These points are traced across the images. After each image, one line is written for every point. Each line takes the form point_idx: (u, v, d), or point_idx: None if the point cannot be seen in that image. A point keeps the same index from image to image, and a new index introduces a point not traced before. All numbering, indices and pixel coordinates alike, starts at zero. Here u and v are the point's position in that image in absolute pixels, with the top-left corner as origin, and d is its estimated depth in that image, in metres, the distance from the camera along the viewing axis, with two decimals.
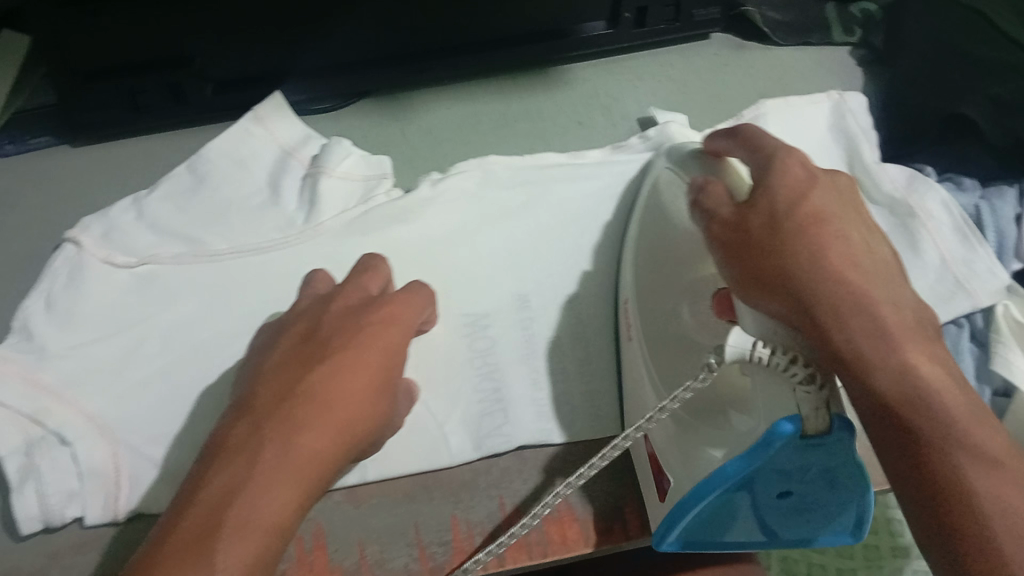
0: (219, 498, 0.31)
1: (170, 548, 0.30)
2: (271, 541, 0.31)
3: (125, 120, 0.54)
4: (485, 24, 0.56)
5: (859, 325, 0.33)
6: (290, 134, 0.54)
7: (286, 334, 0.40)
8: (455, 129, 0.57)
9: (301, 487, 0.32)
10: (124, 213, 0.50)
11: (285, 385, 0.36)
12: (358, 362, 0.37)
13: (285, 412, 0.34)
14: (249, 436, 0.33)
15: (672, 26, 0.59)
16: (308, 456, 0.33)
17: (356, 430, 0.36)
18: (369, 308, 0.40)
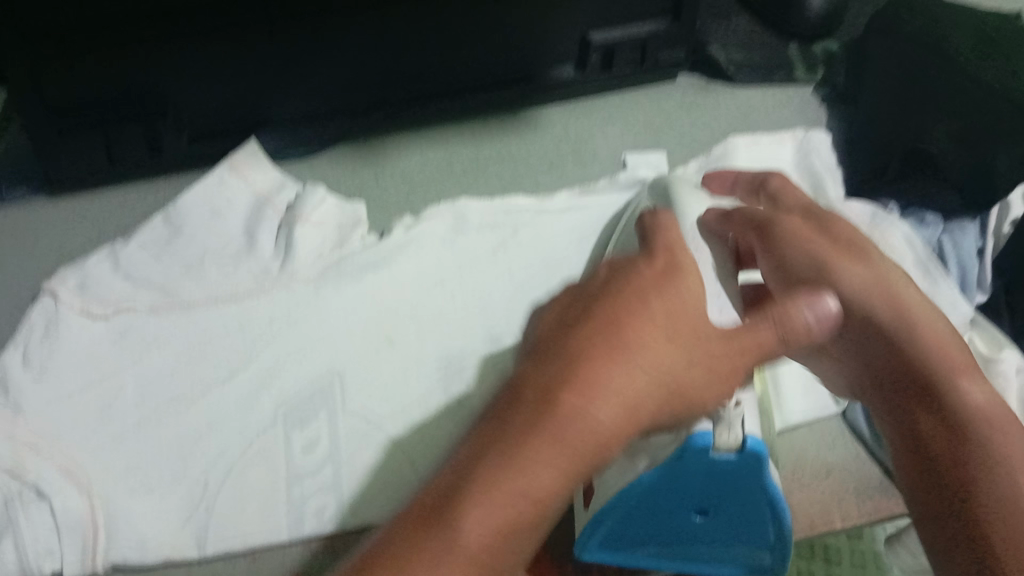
0: (494, 460, 0.29)
1: (413, 524, 0.29)
2: (523, 518, 0.29)
3: (100, 170, 0.54)
4: (455, 70, 0.57)
5: (925, 371, 0.33)
6: (265, 182, 0.54)
7: (555, 302, 0.35)
8: (429, 174, 0.58)
9: (580, 465, 0.30)
10: (100, 264, 0.50)
11: (596, 348, 0.31)
12: (656, 331, 0.32)
13: (594, 372, 0.30)
14: (541, 400, 0.30)
15: (638, 69, 0.60)
16: (606, 421, 0.30)
17: (668, 404, 0.32)
18: (665, 287, 0.34)
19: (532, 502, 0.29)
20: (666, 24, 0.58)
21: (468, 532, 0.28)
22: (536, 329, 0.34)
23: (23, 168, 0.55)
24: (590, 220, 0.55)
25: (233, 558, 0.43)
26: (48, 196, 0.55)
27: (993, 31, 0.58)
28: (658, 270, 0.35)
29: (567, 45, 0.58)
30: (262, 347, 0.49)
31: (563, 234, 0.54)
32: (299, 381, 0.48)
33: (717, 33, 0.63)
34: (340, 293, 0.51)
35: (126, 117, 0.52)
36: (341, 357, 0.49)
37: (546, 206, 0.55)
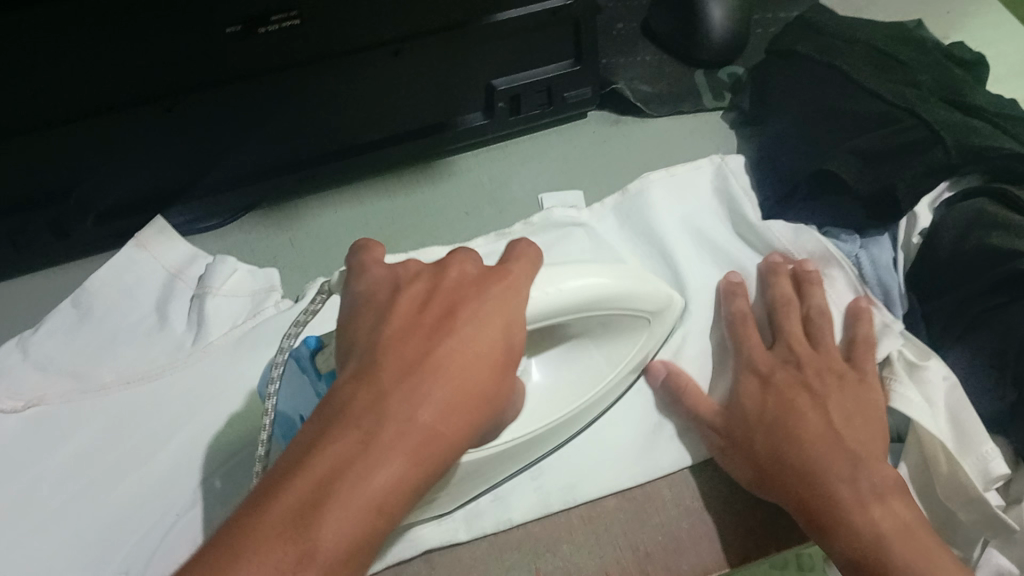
0: (330, 472, 0.29)
1: (287, 506, 0.28)
2: (373, 523, 0.29)
3: (6, 260, 0.53)
4: (364, 126, 0.57)
5: (836, 488, 0.42)
6: (175, 256, 0.53)
7: (399, 291, 0.36)
8: (345, 232, 0.58)
9: (421, 465, 0.31)
10: (10, 355, 0.49)
11: (410, 357, 0.33)
12: (481, 346, 0.34)
13: (433, 376, 0.32)
14: (370, 404, 0.31)
15: (547, 109, 0.61)
16: (443, 418, 0.32)
17: (475, 404, 0.33)
18: (479, 295, 0.36)
19: (387, 496, 0.29)
20: (571, 65, 0.59)
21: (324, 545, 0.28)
22: (380, 317, 0.35)
23: None
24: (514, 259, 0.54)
25: None
26: None
27: (890, 46, 0.59)
28: (493, 319, 0.35)
29: (474, 94, 0.58)
30: (181, 427, 0.48)
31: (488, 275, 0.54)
32: (221, 457, 0.48)
33: (622, 70, 0.64)
34: (257, 361, 0.51)
35: (28, 205, 0.51)
36: (261, 427, 0.49)
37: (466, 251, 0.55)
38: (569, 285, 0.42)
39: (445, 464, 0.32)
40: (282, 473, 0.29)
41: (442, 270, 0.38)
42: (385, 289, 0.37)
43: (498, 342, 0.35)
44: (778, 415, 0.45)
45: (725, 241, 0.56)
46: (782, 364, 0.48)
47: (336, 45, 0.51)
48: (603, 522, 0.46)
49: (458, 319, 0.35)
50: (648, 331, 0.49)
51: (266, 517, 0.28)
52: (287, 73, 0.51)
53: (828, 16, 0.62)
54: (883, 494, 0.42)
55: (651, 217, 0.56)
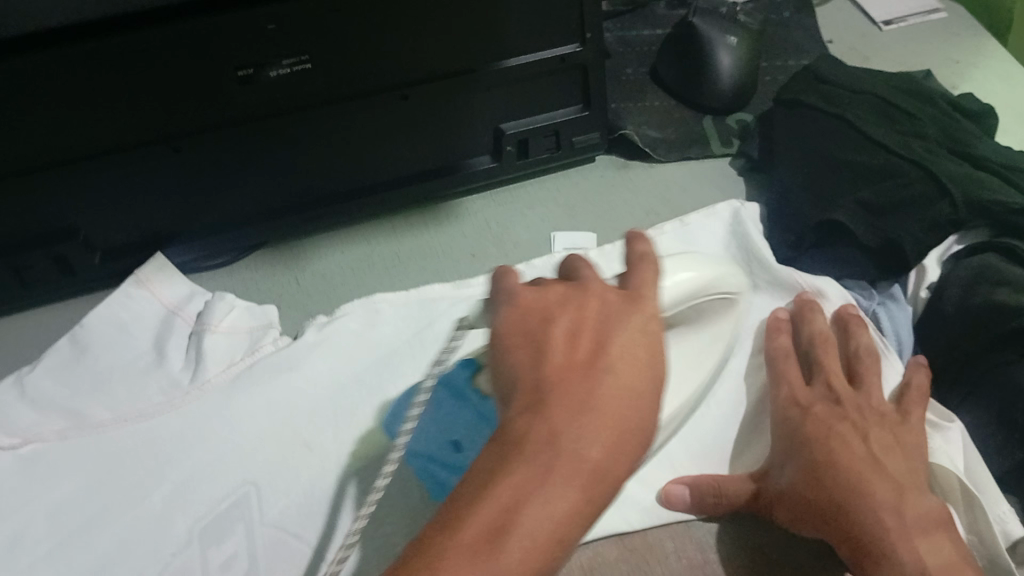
0: (505, 508, 0.26)
1: (461, 546, 0.25)
2: (545, 563, 0.26)
3: (10, 296, 0.53)
4: (368, 168, 0.57)
5: (886, 524, 0.42)
6: (174, 293, 0.54)
7: (551, 320, 0.31)
8: (347, 272, 0.57)
9: (591, 504, 0.27)
10: (6, 392, 0.49)
11: (575, 385, 0.29)
12: (636, 380, 0.29)
13: (602, 404, 0.28)
14: (544, 430, 0.27)
15: (554, 154, 0.60)
16: (607, 456, 0.28)
17: (639, 435, 0.29)
18: (616, 324, 0.31)
19: (561, 534, 0.26)
20: (578, 110, 0.59)
21: None
22: (534, 352, 0.30)
23: None
24: None
25: None
26: None
27: (898, 96, 0.59)
28: (640, 339, 0.31)
29: (480, 136, 0.58)
30: (177, 465, 0.48)
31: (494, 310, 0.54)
32: (214, 497, 0.47)
33: (630, 116, 0.64)
34: (250, 400, 0.50)
35: (33, 243, 0.51)
36: (257, 466, 0.48)
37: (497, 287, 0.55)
38: (684, 276, 0.43)
39: (613, 502, 0.28)
40: (454, 506, 0.26)
41: (582, 289, 0.32)
42: (532, 320, 0.31)
43: (650, 366, 0.30)
44: (819, 444, 0.45)
45: None
46: (821, 399, 0.48)
47: (342, 88, 0.52)
48: (602, 574, 0.46)
49: (600, 346, 0.30)
50: (731, 309, 0.48)
51: (442, 562, 0.25)
52: (290, 117, 0.51)
53: (837, 67, 0.62)
54: (926, 527, 0.42)
55: None
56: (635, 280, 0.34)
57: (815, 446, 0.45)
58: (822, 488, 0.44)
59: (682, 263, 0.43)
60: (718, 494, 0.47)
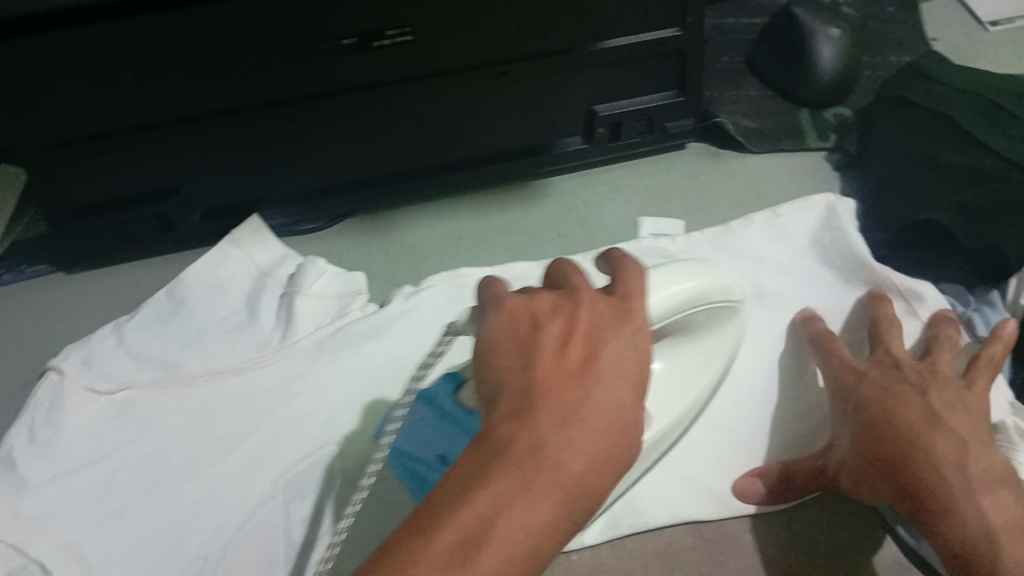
0: (480, 516, 0.25)
1: (433, 557, 0.24)
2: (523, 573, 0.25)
3: (111, 248, 0.55)
4: (461, 142, 0.57)
5: (946, 475, 0.40)
6: (267, 256, 0.55)
7: (540, 327, 0.29)
8: (436, 244, 0.58)
9: (569, 515, 0.26)
10: (105, 340, 0.51)
11: (556, 393, 0.27)
12: (625, 394, 0.28)
13: (586, 420, 0.27)
14: (504, 439, 0.26)
15: (646, 138, 0.60)
16: (592, 465, 0.26)
17: (621, 449, 0.27)
18: (610, 332, 0.29)
19: (535, 546, 0.25)
20: (672, 96, 0.58)
21: None
22: (523, 356, 0.28)
23: (40, 246, 0.56)
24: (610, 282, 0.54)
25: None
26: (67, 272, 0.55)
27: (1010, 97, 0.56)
28: (631, 352, 0.29)
29: (573, 117, 0.58)
30: (264, 420, 0.49)
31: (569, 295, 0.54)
32: (298, 454, 0.49)
33: (724, 105, 0.63)
34: (337, 365, 0.51)
35: (137, 198, 0.53)
36: (340, 428, 0.50)
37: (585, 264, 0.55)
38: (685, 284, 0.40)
39: (589, 514, 0.27)
40: (427, 509, 0.25)
41: (581, 297, 0.30)
42: (521, 324, 0.30)
43: (635, 376, 0.29)
44: (877, 400, 0.44)
45: (831, 284, 0.55)
46: (879, 365, 0.47)
47: (442, 63, 0.52)
48: (677, 560, 0.46)
49: (592, 357, 0.29)
50: (729, 329, 0.46)
51: (411, 573, 0.24)
52: (387, 87, 0.52)
53: (945, 65, 0.60)
54: (991, 483, 0.40)
55: (745, 257, 0.56)
56: (625, 291, 0.31)
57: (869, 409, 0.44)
58: (877, 452, 0.43)
59: (678, 273, 0.40)
60: (788, 480, 0.47)
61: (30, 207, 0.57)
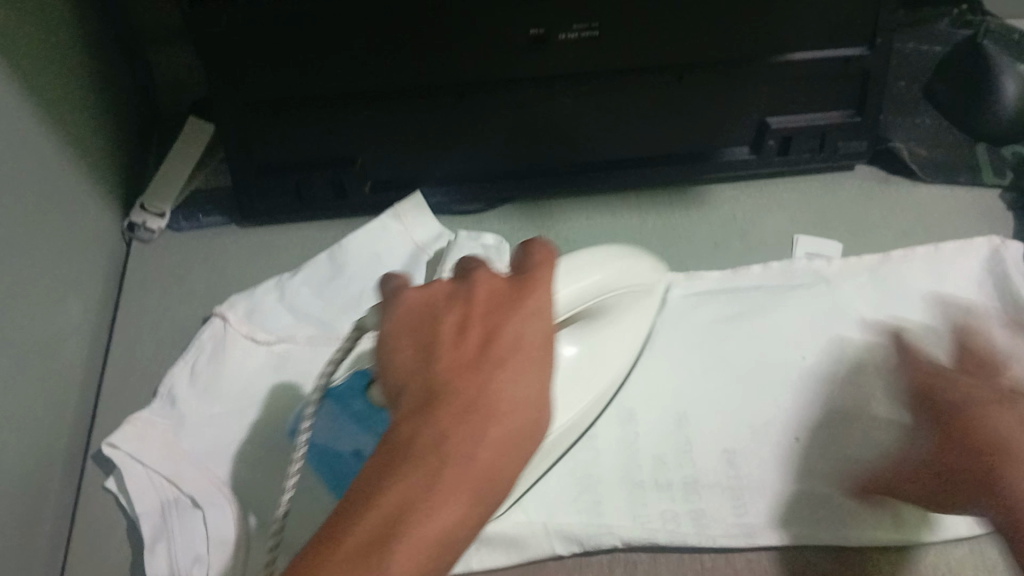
0: (398, 511, 0.27)
1: (347, 552, 0.26)
2: (435, 561, 0.27)
3: (286, 209, 0.57)
4: (628, 141, 0.57)
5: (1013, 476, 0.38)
6: (425, 232, 0.56)
7: (438, 317, 0.32)
8: (591, 240, 0.58)
9: (476, 506, 0.28)
10: (268, 293, 0.53)
11: (464, 382, 0.30)
12: (528, 379, 0.31)
13: (490, 409, 0.29)
14: (434, 435, 0.28)
15: (816, 156, 0.59)
16: (490, 459, 0.28)
17: (518, 437, 0.30)
18: (518, 317, 0.32)
19: (449, 540, 0.27)
20: (850, 116, 0.57)
21: None
22: (424, 353, 0.31)
23: (218, 197, 0.59)
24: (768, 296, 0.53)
25: None
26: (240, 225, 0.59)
27: None
28: (534, 338, 0.32)
29: (742, 127, 0.57)
30: None
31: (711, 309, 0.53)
32: None
33: (899, 131, 0.61)
34: None
35: (315, 163, 0.55)
36: None
37: (739, 277, 0.55)
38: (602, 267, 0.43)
39: (499, 497, 0.29)
40: (353, 501, 0.27)
41: (476, 290, 0.33)
42: (420, 313, 0.32)
43: (533, 360, 0.31)
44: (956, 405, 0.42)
45: (995, 326, 0.51)
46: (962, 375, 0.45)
47: (619, 57, 0.52)
48: None
49: (495, 345, 0.31)
50: (649, 300, 0.47)
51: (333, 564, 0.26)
52: (563, 79, 0.53)
53: None
54: None
55: (908, 290, 0.53)
56: (532, 274, 0.34)
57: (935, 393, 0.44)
58: (949, 450, 0.41)
59: (586, 263, 0.42)
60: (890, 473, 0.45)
61: (215, 159, 0.61)
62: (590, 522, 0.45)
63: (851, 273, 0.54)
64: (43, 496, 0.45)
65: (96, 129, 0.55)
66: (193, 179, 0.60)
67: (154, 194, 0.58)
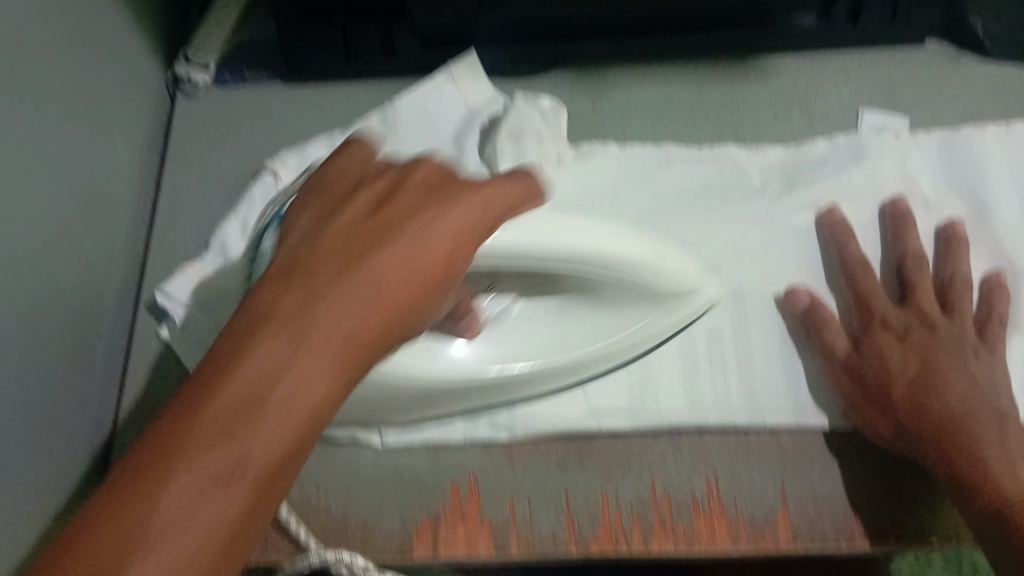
0: (265, 375, 0.27)
1: (220, 407, 0.26)
2: (302, 431, 0.27)
3: (335, 65, 0.56)
4: (687, 9, 0.54)
5: (995, 435, 0.40)
6: (478, 96, 0.54)
7: (359, 191, 0.34)
8: (644, 109, 0.57)
9: (345, 376, 0.28)
10: (320, 151, 0.52)
11: (345, 250, 0.31)
12: (414, 253, 0.31)
13: (368, 276, 0.30)
14: (302, 298, 0.29)
15: (886, 26, 0.56)
16: (359, 328, 0.29)
17: (393, 318, 0.30)
18: (437, 210, 0.33)
19: (315, 406, 0.27)
20: None
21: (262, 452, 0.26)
22: (317, 222, 0.32)
23: (264, 53, 0.57)
24: (826, 170, 0.52)
25: (415, 450, 0.45)
26: (284, 81, 0.57)
27: None
28: (444, 230, 0.32)
29: None
30: None
31: (764, 175, 0.52)
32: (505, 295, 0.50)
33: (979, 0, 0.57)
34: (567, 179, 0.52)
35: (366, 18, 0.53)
36: None
37: (803, 150, 0.53)
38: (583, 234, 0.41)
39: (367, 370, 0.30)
40: (217, 362, 0.27)
41: (408, 172, 0.34)
42: (339, 188, 0.35)
43: (441, 250, 0.32)
44: (936, 351, 0.43)
45: None
46: (918, 320, 0.44)
47: None
48: None
49: (386, 221, 0.32)
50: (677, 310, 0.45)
51: (206, 418, 0.26)
52: None
53: None
54: None
55: (976, 172, 0.51)
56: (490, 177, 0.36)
57: (896, 351, 0.43)
58: (906, 378, 0.42)
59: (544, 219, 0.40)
60: (816, 330, 0.46)
61: (258, 13, 0.58)
62: (639, 395, 0.45)
63: (918, 152, 0.52)
64: (92, 342, 0.46)
65: None
66: (235, 35, 0.57)
67: (199, 45, 0.56)
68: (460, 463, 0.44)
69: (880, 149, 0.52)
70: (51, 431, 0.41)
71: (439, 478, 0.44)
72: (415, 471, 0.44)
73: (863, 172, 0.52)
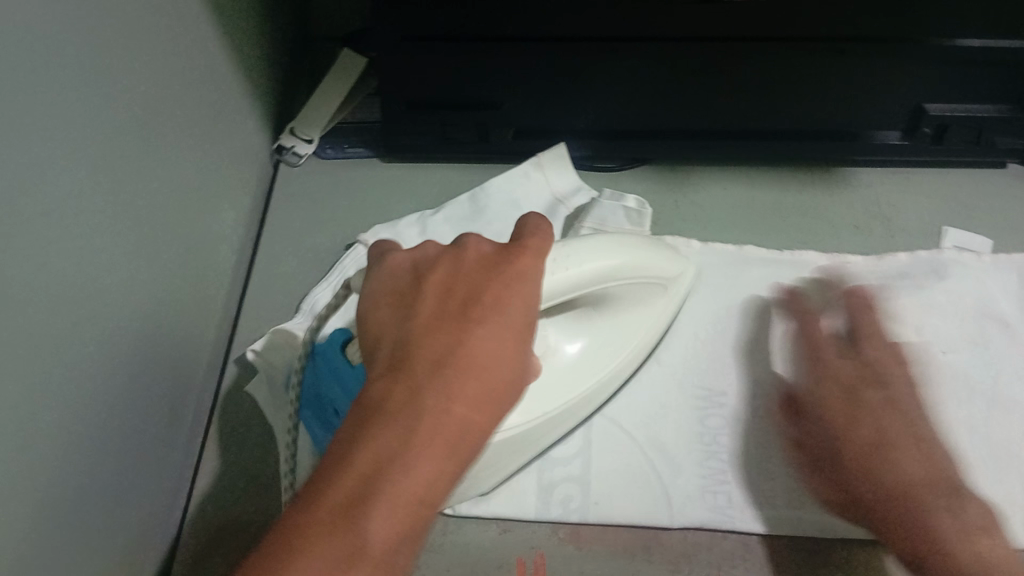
0: (376, 465, 0.29)
1: (331, 507, 0.28)
2: (413, 514, 0.29)
3: (430, 147, 0.59)
4: (773, 117, 0.56)
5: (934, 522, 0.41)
6: (564, 184, 0.56)
7: (423, 280, 0.36)
8: (727, 209, 0.58)
9: (453, 459, 0.31)
10: (412, 227, 0.55)
11: (447, 339, 0.33)
12: (503, 342, 0.34)
13: (462, 365, 0.32)
14: (411, 394, 0.31)
15: (970, 148, 0.57)
16: (465, 415, 0.32)
17: (498, 398, 0.33)
18: (507, 297, 0.35)
19: (427, 490, 0.30)
20: (1009, 111, 0.54)
21: (380, 538, 0.28)
22: (404, 311, 0.35)
23: (367, 130, 0.61)
24: (905, 280, 0.53)
25: (486, 524, 0.46)
26: (382, 159, 0.61)
27: None
28: (518, 312, 0.35)
29: (895, 115, 0.55)
30: None
31: (844, 281, 0.53)
32: None
33: None
34: None
35: (462, 107, 0.56)
36: None
37: (884, 259, 0.54)
38: (593, 259, 0.41)
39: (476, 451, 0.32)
40: (337, 457, 0.30)
41: (460, 261, 0.36)
42: (401, 278, 0.37)
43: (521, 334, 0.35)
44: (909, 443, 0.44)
45: None
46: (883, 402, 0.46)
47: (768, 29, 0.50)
48: None
49: (477, 306, 0.34)
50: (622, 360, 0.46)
51: (318, 514, 0.28)
52: (731, 50, 0.51)
53: None
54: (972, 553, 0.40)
55: None
56: (521, 242, 0.37)
57: (857, 425, 0.45)
58: (870, 450, 0.44)
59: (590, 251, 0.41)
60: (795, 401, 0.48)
61: (363, 92, 0.62)
62: (709, 485, 0.46)
63: (997, 273, 0.53)
64: (184, 392, 0.48)
65: (259, 49, 0.57)
66: (342, 111, 0.61)
67: (306, 119, 0.60)
68: (528, 542, 0.45)
69: (959, 267, 0.53)
70: (140, 469, 0.43)
71: (506, 555, 0.44)
72: (485, 545, 0.45)
73: (944, 287, 0.52)
